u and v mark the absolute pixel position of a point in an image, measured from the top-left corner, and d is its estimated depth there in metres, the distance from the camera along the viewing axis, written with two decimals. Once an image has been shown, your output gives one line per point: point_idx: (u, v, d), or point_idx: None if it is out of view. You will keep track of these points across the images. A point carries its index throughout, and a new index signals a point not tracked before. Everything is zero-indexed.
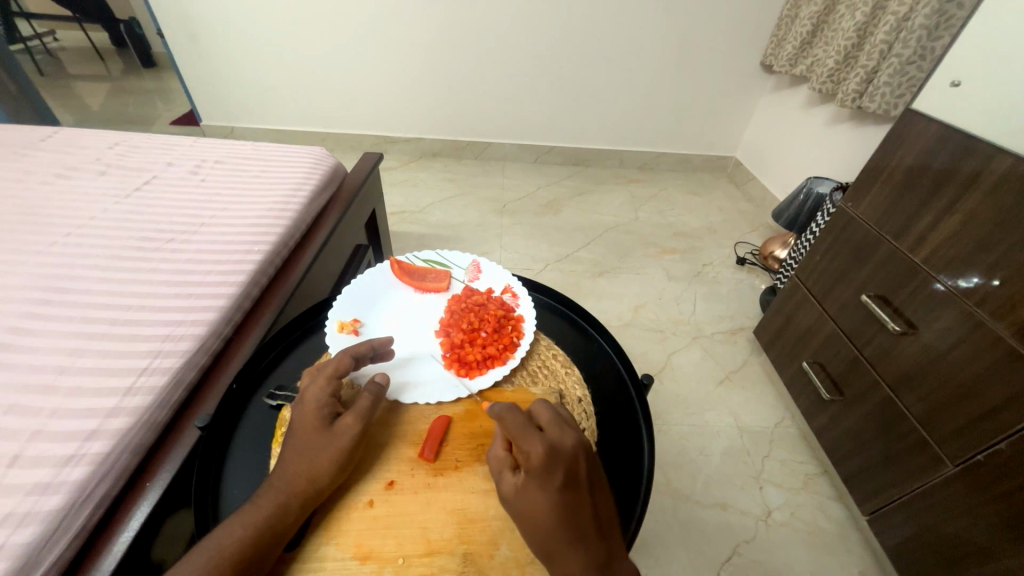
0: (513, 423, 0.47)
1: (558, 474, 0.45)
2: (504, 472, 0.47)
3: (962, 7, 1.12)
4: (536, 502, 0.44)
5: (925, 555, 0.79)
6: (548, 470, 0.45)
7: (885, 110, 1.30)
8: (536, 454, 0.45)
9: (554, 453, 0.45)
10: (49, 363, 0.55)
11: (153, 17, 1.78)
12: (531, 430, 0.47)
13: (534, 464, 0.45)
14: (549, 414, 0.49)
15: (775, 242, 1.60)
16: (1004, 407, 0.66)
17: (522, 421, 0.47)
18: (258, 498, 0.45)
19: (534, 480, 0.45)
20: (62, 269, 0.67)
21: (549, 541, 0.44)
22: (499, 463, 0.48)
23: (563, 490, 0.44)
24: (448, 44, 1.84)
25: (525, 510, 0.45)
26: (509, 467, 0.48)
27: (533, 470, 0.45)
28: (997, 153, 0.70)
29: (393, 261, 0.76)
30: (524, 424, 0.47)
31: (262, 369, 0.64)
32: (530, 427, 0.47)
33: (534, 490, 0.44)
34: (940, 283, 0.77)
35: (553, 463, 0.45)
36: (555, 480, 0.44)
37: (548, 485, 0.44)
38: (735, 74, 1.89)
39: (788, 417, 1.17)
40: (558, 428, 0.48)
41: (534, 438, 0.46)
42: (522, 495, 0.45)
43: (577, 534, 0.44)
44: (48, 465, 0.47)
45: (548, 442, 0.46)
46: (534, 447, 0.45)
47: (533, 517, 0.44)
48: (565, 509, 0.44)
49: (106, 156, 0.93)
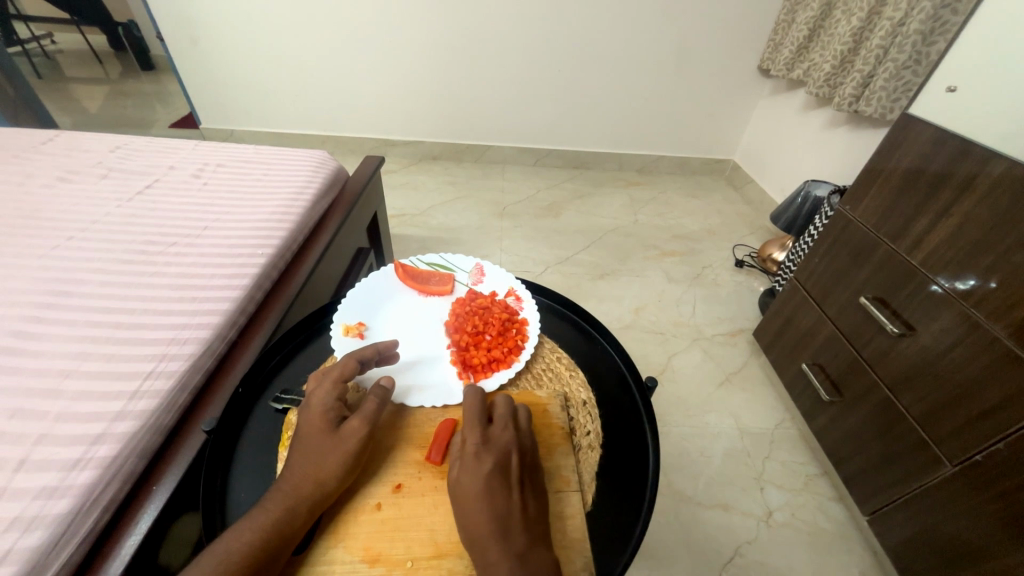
0: (470, 411, 0.53)
1: (487, 462, 0.48)
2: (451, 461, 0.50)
3: (957, 12, 1.14)
4: (466, 488, 0.47)
5: (924, 555, 0.80)
6: (479, 457, 0.48)
7: (881, 114, 1.32)
8: (473, 443, 0.50)
9: (488, 443, 0.50)
10: (54, 367, 0.55)
11: (153, 20, 1.78)
12: (478, 422, 0.52)
13: (468, 452, 0.49)
14: (503, 409, 0.54)
15: (774, 244, 1.61)
16: (1001, 407, 0.67)
17: (472, 413, 0.52)
18: (266, 502, 0.46)
19: (467, 464, 0.48)
20: (66, 273, 0.67)
21: (472, 530, 0.45)
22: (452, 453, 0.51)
23: (492, 479, 0.47)
24: (448, 47, 1.84)
25: (456, 495, 0.47)
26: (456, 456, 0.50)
27: (467, 456, 0.49)
28: (992, 157, 0.71)
29: (396, 265, 0.76)
30: (473, 415, 0.52)
31: (268, 372, 0.64)
32: (475, 420, 0.52)
33: (465, 477, 0.47)
34: (938, 285, 0.78)
35: (484, 452, 0.49)
36: (485, 467, 0.48)
37: (477, 472, 0.47)
38: (733, 78, 1.91)
39: (788, 418, 1.18)
40: (502, 425, 0.52)
41: (476, 426, 0.51)
42: (456, 481, 0.48)
43: (499, 526, 0.45)
44: (54, 469, 0.47)
45: (485, 434, 0.51)
46: (472, 435, 0.50)
47: (461, 504, 0.46)
48: (491, 497, 0.46)
49: (108, 159, 0.93)
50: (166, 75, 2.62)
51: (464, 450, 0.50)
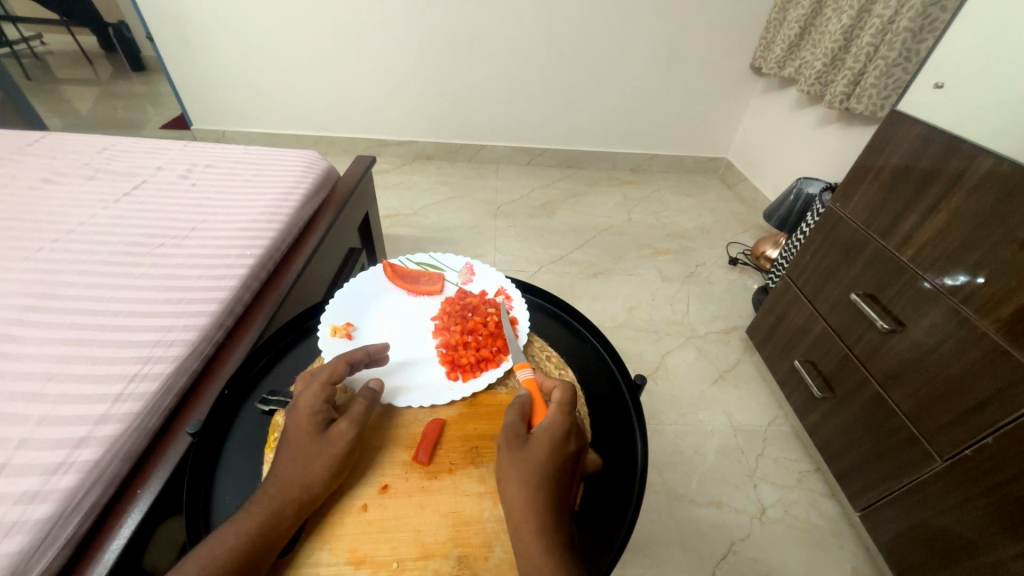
0: (564, 396, 0.52)
1: (571, 446, 0.49)
2: (518, 424, 0.50)
3: (945, 10, 1.14)
4: (543, 455, 0.47)
5: (917, 550, 0.80)
6: (567, 436, 0.49)
7: (871, 112, 1.32)
8: (566, 420, 0.50)
9: (573, 427, 0.50)
10: (37, 370, 0.54)
11: (142, 21, 1.76)
12: (566, 406, 0.51)
13: (555, 423, 0.49)
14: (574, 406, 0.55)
15: (767, 242, 1.62)
16: (991, 402, 0.67)
17: (567, 393, 0.52)
18: (251, 505, 0.44)
19: (552, 439, 0.48)
20: (50, 275, 0.66)
21: (531, 497, 0.45)
22: (517, 418, 0.50)
23: (566, 461, 0.48)
24: (438, 47, 1.84)
25: (524, 463, 0.47)
26: (523, 421, 0.50)
27: (554, 431, 0.48)
28: (977, 155, 0.72)
29: (385, 264, 0.76)
30: (566, 398, 0.52)
31: (255, 374, 0.64)
32: (569, 402, 0.52)
33: (548, 445, 0.47)
34: (927, 282, 0.79)
35: (571, 432, 0.50)
36: (568, 448, 0.48)
37: (560, 449, 0.48)
38: (724, 76, 1.91)
39: (780, 414, 1.18)
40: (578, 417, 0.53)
41: (566, 409, 0.51)
42: (531, 444, 0.48)
43: (556, 505, 0.45)
44: (36, 473, 0.46)
45: (574, 416, 0.51)
46: (566, 413, 0.50)
47: (530, 473, 0.46)
48: (558, 478, 0.47)
49: (94, 160, 0.92)
50: (156, 75, 2.61)
51: (545, 422, 0.49)
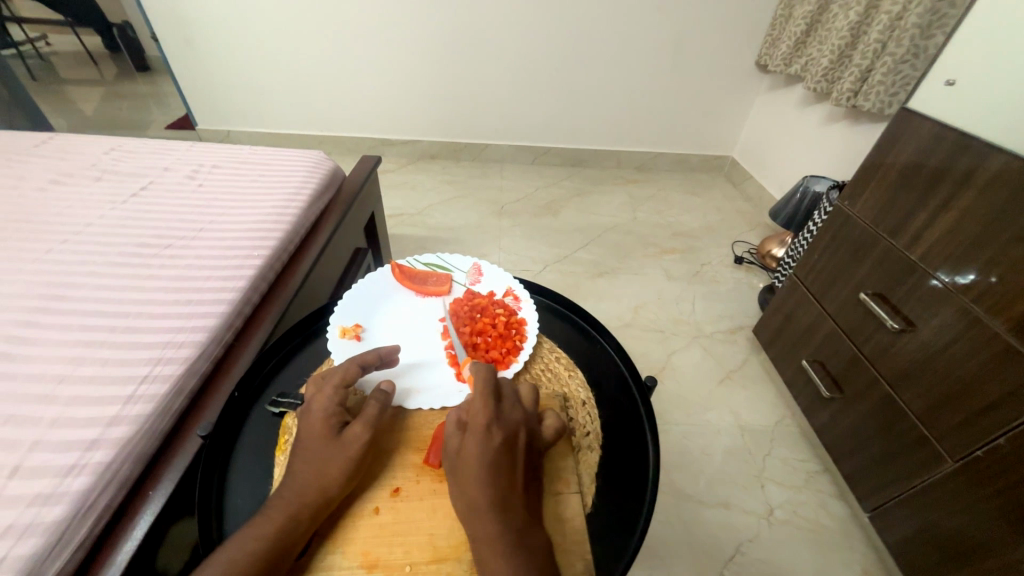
0: (480, 389, 0.52)
1: (496, 438, 0.48)
2: (451, 431, 0.50)
3: (955, 6, 1.13)
4: (472, 458, 0.47)
5: (929, 552, 0.79)
6: (490, 429, 0.49)
7: (880, 108, 1.31)
8: (483, 415, 0.50)
9: (498, 419, 0.50)
10: (49, 371, 0.54)
11: (147, 20, 1.76)
12: (490, 399, 0.52)
13: (476, 421, 0.49)
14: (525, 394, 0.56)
15: (773, 241, 1.61)
16: (1003, 402, 0.67)
17: (485, 387, 0.52)
18: (267, 510, 0.45)
19: (475, 438, 0.48)
20: (59, 276, 0.66)
21: (471, 499, 0.45)
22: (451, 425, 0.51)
23: (498, 455, 0.48)
24: (443, 46, 1.84)
25: (461, 467, 0.47)
26: (458, 428, 0.51)
27: (475, 429, 0.49)
28: (989, 152, 0.71)
29: (393, 265, 0.76)
30: (484, 391, 0.52)
31: (264, 376, 0.64)
32: (489, 395, 0.52)
33: (474, 447, 0.48)
34: (937, 280, 0.78)
35: (495, 425, 0.49)
36: (493, 441, 0.48)
37: (486, 445, 0.48)
38: (730, 74, 1.90)
39: (788, 414, 1.18)
40: (512, 402, 0.53)
41: (486, 401, 0.51)
42: (463, 450, 0.48)
43: (498, 500, 0.45)
44: (49, 475, 0.46)
45: (496, 408, 0.51)
46: (482, 409, 0.50)
47: (466, 476, 0.47)
48: (494, 473, 0.46)
49: (102, 161, 0.93)
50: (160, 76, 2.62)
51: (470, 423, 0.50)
